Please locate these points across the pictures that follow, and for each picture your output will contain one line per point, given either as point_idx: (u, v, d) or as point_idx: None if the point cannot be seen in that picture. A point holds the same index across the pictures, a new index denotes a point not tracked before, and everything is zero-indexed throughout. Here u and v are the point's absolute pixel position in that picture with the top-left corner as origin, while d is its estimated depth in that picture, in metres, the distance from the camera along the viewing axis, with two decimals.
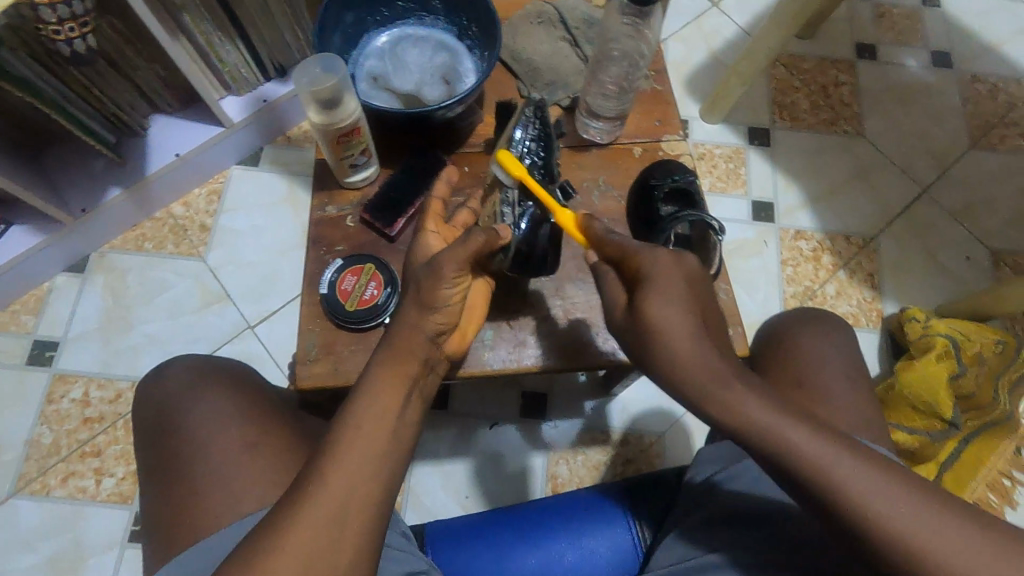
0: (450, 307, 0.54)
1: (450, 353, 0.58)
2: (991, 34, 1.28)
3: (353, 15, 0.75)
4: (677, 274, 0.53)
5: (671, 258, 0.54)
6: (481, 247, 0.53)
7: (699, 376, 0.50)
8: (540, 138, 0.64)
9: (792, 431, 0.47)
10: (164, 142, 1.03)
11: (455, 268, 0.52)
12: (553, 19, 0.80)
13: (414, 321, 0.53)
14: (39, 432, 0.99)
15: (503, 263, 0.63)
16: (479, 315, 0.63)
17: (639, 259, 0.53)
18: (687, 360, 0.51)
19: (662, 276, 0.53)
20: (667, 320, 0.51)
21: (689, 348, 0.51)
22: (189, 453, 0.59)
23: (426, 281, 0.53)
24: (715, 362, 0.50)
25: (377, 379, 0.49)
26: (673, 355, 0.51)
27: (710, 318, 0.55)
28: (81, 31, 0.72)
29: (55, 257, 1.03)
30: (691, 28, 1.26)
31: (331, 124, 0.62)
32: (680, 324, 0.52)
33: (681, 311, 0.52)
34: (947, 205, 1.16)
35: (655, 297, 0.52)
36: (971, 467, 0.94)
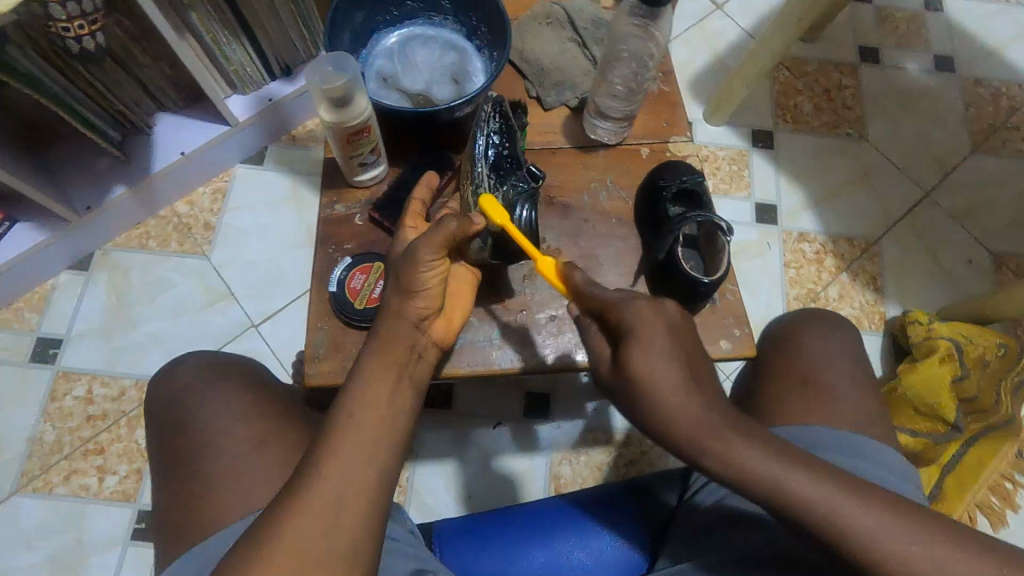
0: (431, 291, 0.54)
1: (438, 340, 0.57)
2: (994, 38, 1.28)
3: (362, 14, 0.75)
4: (660, 316, 0.50)
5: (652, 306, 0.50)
6: (456, 233, 0.53)
7: (686, 434, 0.47)
8: (502, 130, 0.65)
9: (790, 480, 0.45)
10: (169, 141, 1.03)
11: (432, 252, 0.53)
12: (561, 20, 0.81)
13: (398, 307, 0.53)
14: (42, 430, 0.99)
15: (484, 250, 0.62)
16: (464, 305, 0.63)
17: (621, 307, 0.51)
18: (676, 418, 0.47)
19: (642, 325, 0.49)
20: (655, 373, 0.48)
21: (676, 404, 0.47)
22: (196, 448, 0.59)
23: (405, 267, 0.53)
24: (703, 415, 0.47)
25: (369, 367, 0.49)
26: (663, 410, 0.48)
27: (698, 365, 0.50)
28: (90, 28, 0.73)
29: (59, 255, 1.03)
30: (695, 30, 1.26)
31: (342, 122, 0.62)
32: (665, 374, 0.48)
33: (665, 359, 0.48)
34: (949, 208, 1.17)
35: (642, 353, 0.49)
36: (973, 470, 0.94)
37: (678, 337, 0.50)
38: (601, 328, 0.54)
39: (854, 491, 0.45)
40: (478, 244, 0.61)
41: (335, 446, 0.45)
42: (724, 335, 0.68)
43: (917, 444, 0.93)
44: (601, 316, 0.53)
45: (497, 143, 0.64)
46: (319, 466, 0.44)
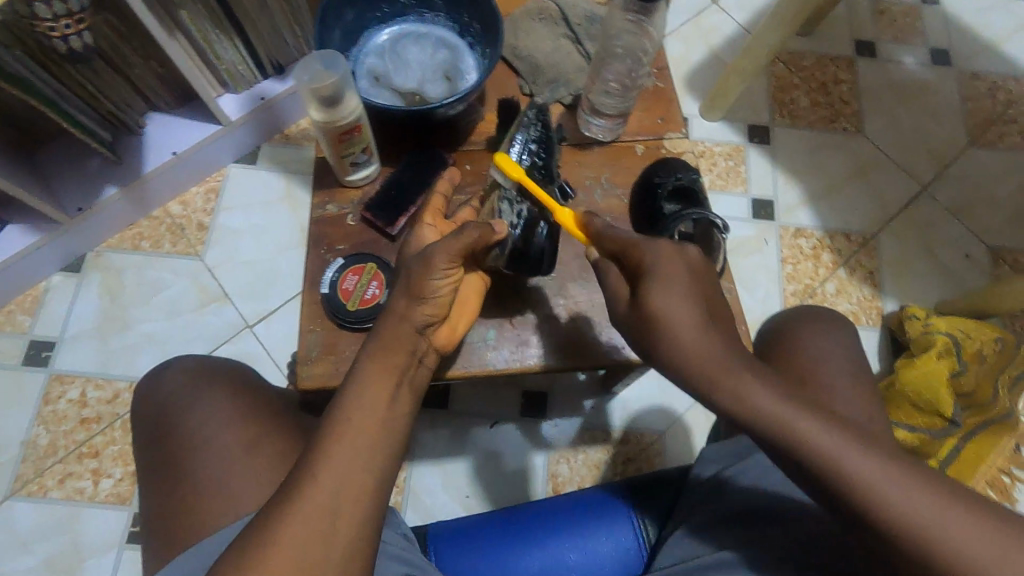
0: (440, 298, 0.53)
1: (441, 347, 0.57)
2: (990, 31, 1.28)
3: (353, 12, 0.74)
4: (679, 261, 0.52)
5: (674, 248, 0.52)
6: (476, 241, 0.54)
7: (702, 365, 0.48)
8: (541, 141, 0.63)
9: (804, 420, 0.45)
10: (160, 140, 1.02)
11: (447, 260, 0.53)
12: (554, 16, 0.80)
13: (402, 314, 0.52)
14: (35, 433, 0.98)
15: (500, 258, 0.63)
16: (471, 313, 0.62)
17: (641, 247, 0.52)
18: (689, 348, 0.49)
19: (664, 268, 0.51)
20: (668, 311, 0.50)
21: (693, 339, 0.49)
22: (189, 453, 0.59)
23: (417, 272, 0.53)
24: (722, 356, 0.48)
25: (366, 373, 0.48)
26: (676, 339, 0.49)
27: (721, 317, 0.52)
28: (77, 27, 0.72)
29: (51, 257, 1.02)
30: (690, 26, 1.25)
31: (332, 121, 0.61)
32: (682, 310, 0.50)
33: (684, 297, 0.50)
34: (945, 202, 1.16)
35: (661, 288, 0.51)
36: (971, 467, 0.94)
37: (696, 286, 0.52)
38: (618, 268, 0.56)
39: (864, 441, 0.43)
40: (496, 253, 0.62)
41: (327, 450, 0.44)
42: None
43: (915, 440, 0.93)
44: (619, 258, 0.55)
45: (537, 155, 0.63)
46: (311, 470, 0.43)
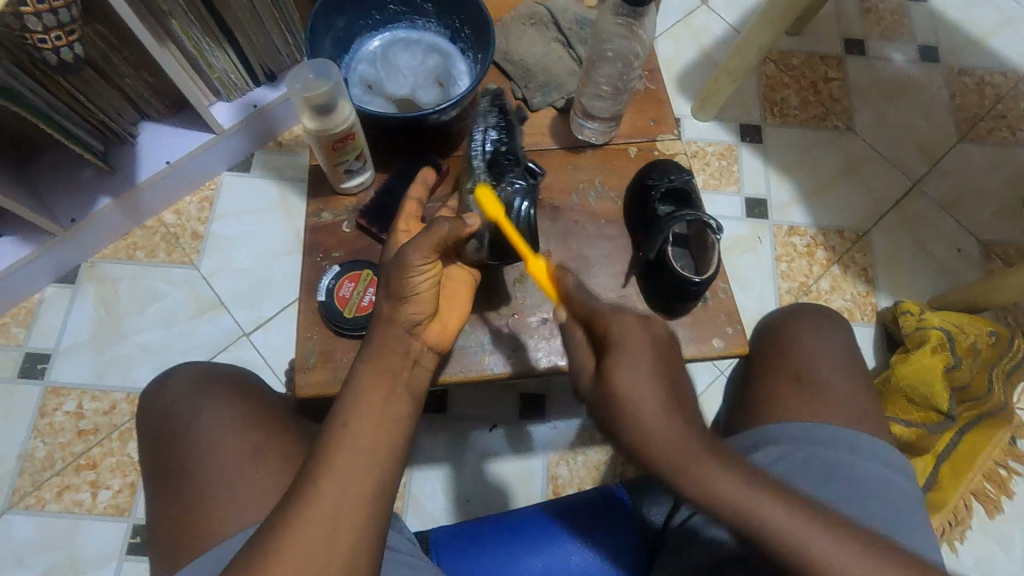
0: (423, 296, 0.53)
1: (434, 345, 0.57)
2: (977, 27, 1.29)
3: (344, 19, 0.74)
4: (646, 335, 0.52)
5: (638, 322, 0.52)
6: (447, 235, 0.52)
7: (667, 457, 0.49)
8: (500, 126, 0.66)
9: (763, 509, 0.47)
10: (154, 150, 1.02)
11: (422, 257, 0.51)
12: (545, 20, 0.80)
13: (388, 315, 0.52)
14: (32, 446, 0.97)
15: (480, 251, 0.62)
16: (462, 311, 0.62)
17: (609, 318, 0.52)
18: (655, 435, 0.49)
19: (629, 343, 0.51)
20: (638, 393, 0.50)
21: (657, 424, 0.49)
22: (191, 462, 0.59)
23: (395, 274, 0.51)
24: (682, 436, 0.49)
25: (362, 378, 0.49)
26: (642, 430, 0.50)
27: (682, 398, 0.52)
28: (68, 39, 0.71)
29: (44, 269, 1.01)
30: (681, 26, 1.26)
31: (325, 128, 0.61)
32: (647, 393, 0.50)
33: (645, 379, 0.50)
34: (937, 198, 1.17)
35: (623, 362, 0.50)
36: (966, 463, 0.95)
37: (660, 366, 0.51)
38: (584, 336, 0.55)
39: (819, 520, 0.46)
40: (474, 245, 0.61)
41: (330, 460, 0.44)
42: (716, 332, 0.68)
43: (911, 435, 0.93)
44: (588, 326, 0.54)
45: (497, 140, 0.65)
46: (312, 480, 0.44)
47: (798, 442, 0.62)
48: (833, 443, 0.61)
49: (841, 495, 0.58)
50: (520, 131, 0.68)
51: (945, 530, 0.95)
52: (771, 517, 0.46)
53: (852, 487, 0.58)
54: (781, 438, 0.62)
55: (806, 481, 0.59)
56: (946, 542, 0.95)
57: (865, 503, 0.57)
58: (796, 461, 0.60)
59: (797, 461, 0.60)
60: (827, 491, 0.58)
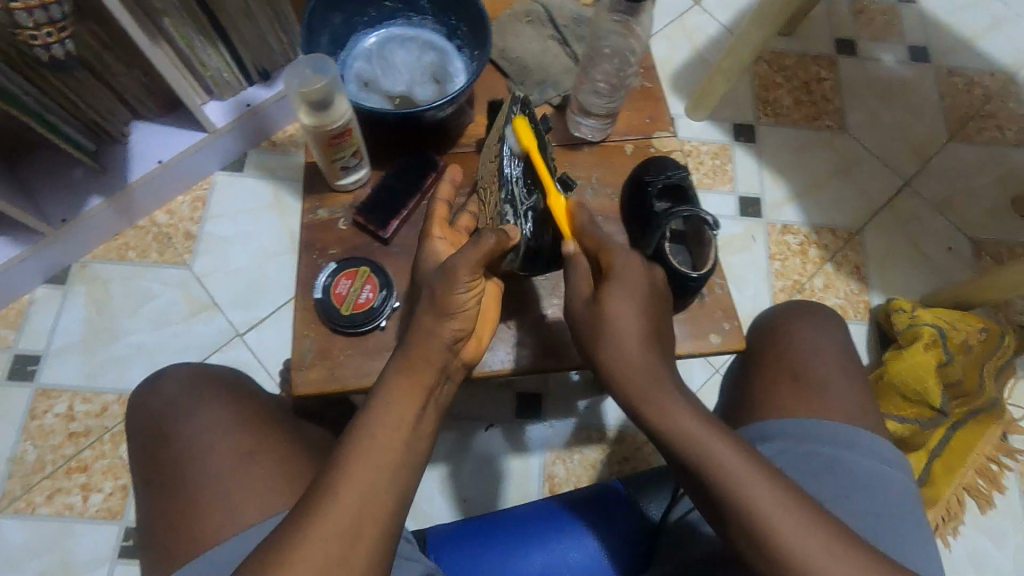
0: (467, 312, 0.53)
1: (467, 360, 0.57)
2: (966, 28, 1.30)
3: (341, 16, 0.74)
4: (646, 281, 0.57)
5: (640, 263, 0.58)
6: (493, 248, 0.53)
7: (636, 379, 0.54)
8: (532, 137, 0.64)
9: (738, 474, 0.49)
10: (146, 149, 1.01)
11: (469, 271, 0.52)
12: (542, 18, 0.80)
13: (429, 329, 0.52)
14: (22, 449, 0.96)
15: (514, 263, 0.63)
16: (492, 320, 0.63)
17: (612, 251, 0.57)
18: (641, 372, 0.54)
19: (630, 277, 0.56)
20: (625, 323, 0.55)
21: (646, 364, 0.54)
22: (186, 463, 0.58)
23: (440, 286, 0.52)
24: (671, 388, 0.53)
25: (394, 391, 0.50)
26: (625, 357, 0.55)
27: (664, 337, 0.57)
28: (60, 36, 0.70)
29: (34, 269, 1.00)
30: (674, 26, 1.27)
31: (322, 125, 0.61)
32: (632, 322, 0.55)
33: (634, 313, 0.55)
34: (928, 197, 1.18)
35: (619, 293, 0.56)
36: (959, 457, 0.97)
37: (649, 304, 0.57)
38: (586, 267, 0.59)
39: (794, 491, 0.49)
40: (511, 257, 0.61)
41: None
42: (713, 328, 0.68)
43: (905, 431, 0.94)
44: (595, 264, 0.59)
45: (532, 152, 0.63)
46: None
47: (795, 436, 0.62)
48: (831, 439, 0.61)
49: (834, 489, 0.59)
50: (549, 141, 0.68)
51: (939, 525, 0.96)
52: (750, 489, 0.48)
53: (846, 481, 0.59)
54: (777, 433, 0.63)
55: (802, 477, 0.60)
56: (940, 538, 0.96)
57: (859, 497, 0.58)
58: (793, 456, 0.61)
59: (793, 456, 0.61)
60: (821, 487, 0.59)
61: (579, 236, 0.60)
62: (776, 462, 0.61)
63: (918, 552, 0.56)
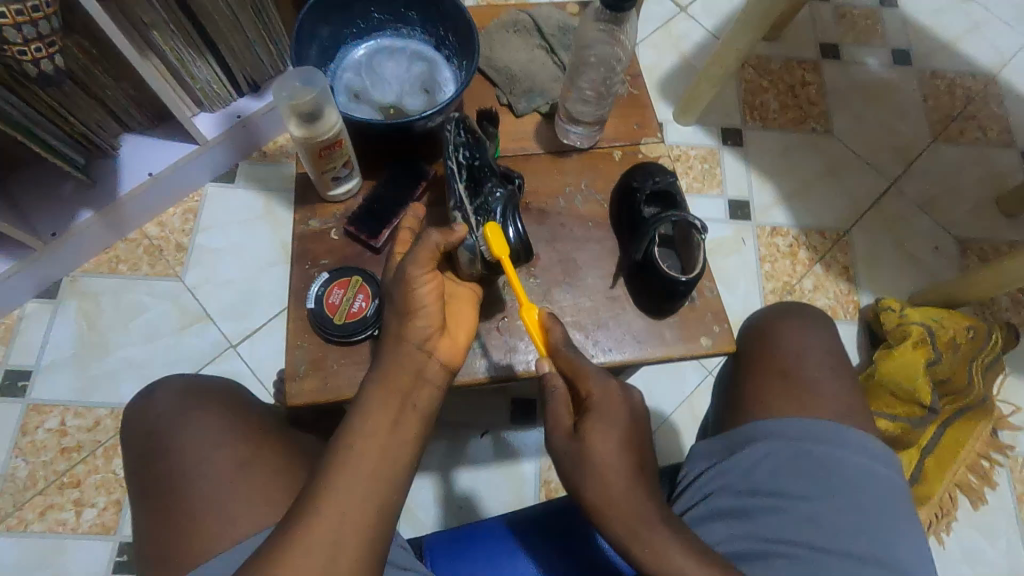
0: (429, 309, 0.54)
1: (447, 361, 0.55)
2: (947, 32, 1.33)
3: (329, 28, 0.75)
4: (623, 403, 0.55)
5: (620, 391, 0.55)
6: (440, 242, 0.55)
7: (618, 519, 0.51)
8: (469, 146, 0.66)
9: None
10: (136, 163, 1.01)
11: (423, 268, 0.53)
12: (529, 28, 0.81)
13: (400, 334, 0.53)
14: (13, 465, 0.95)
15: (474, 263, 0.60)
16: (469, 324, 0.60)
17: (589, 378, 0.56)
18: (614, 496, 0.51)
19: (607, 408, 0.54)
20: (606, 458, 0.52)
21: (621, 490, 0.51)
22: (179, 477, 0.58)
23: (399, 291, 0.54)
24: (635, 495, 0.51)
25: (382, 399, 0.50)
26: (604, 489, 0.51)
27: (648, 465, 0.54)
28: (47, 51, 0.70)
29: (24, 284, 1.00)
30: (661, 34, 1.28)
31: (312, 136, 0.61)
32: (615, 460, 0.52)
33: (617, 447, 0.53)
34: (914, 197, 1.20)
35: (600, 427, 0.53)
36: (949, 454, 0.98)
37: (633, 437, 0.54)
38: (563, 394, 0.57)
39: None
40: (467, 256, 0.60)
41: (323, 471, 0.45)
42: (703, 332, 0.69)
43: (896, 429, 0.95)
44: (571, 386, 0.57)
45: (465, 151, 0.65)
46: None
47: (783, 437, 0.63)
48: (819, 437, 0.62)
49: (822, 489, 0.60)
50: (496, 142, 0.69)
51: (932, 523, 0.97)
52: None
53: (832, 481, 0.60)
54: (764, 433, 0.63)
55: (793, 479, 0.60)
56: (933, 535, 0.97)
57: (845, 495, 0.59)
58: (780, 458, 0.62)
59: (781, 457, 0.62)
60: (808, 488, 0.60)
61: (552, 354, 0.59)
62: (766, 464, 0.62)
63: (905, 544, 0.58)
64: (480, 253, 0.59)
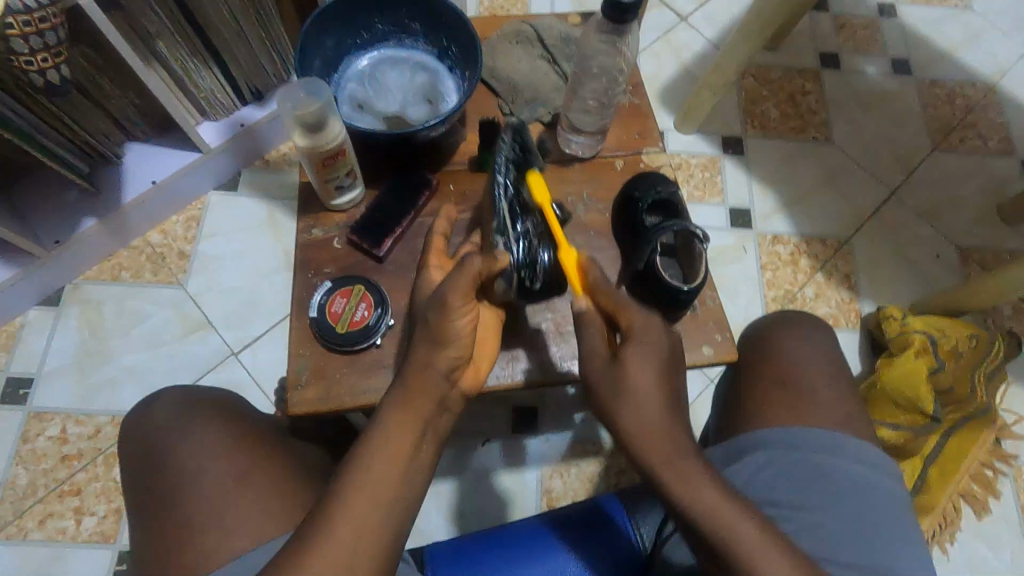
0: (464, 340, 0.53)
1: (467, 390, 0.57)
2: (946, 42, 1.33)
3: (333, 38, 0.75)
4: (661, 336, 0.55)
5: (659, 323, 0.56)
6: (481, 270, 0.54)
7: (658, 449, 0.51)
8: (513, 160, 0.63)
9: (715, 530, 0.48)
10: (139, 171, 1.02)
11: (461, 297, 0.53)
12: (530, 38, 0.82)
13: (427, 360, 0.52)
14: (14, 473, 0.95)
15: (507, 292, 0.62)
16: (490, 350, 0.62)
17: (629, 310, 0.56)
18: (654, 430, 0.52)
19: (649, 337, 0.55)
20: (646, 386, 0.53)
21: (660, 421, 0.52)
22: (179, 489, 0.58)
23: (435, 315, 0.53)
24: (676, 432, 0.52)
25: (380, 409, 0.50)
26: (645, 422, 0.52)
27: (680, 398, 0.55)
28: (54, 61, 0.71)
29: (27, 292, 1.00)
30: (661, 43, 1.29)
31: (316, 147, 0.62)
32: (650, 385, 0.53)
33: (655, 378, 0.53)
34: (914, 205, 1.20)
35: (639, 356, 0.54)
36: (952, 464, 0.98)
37: (669, 367, 0.55)
38: (598, 328, 0.57)
39: None
40: (502, 286, 0.60)
41: None
42: (705, 340, 0.69)
43: (898, 438, 0.95)
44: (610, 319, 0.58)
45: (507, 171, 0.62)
46: None
47: (786, 446, 0.62)
48: (822, 447, 0.62)
49: (823, 498, 0.59)
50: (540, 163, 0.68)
51: (935, 533, 0.96)
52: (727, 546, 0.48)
53: (836, 490, 0.60)
54: (766, 442, 0.63)
55: (794, 487, 0.60)
56: (936, 544, 0.97)
57: (849, 505, 0.59)
58: (783, 467, 0.61)
59: (783, 466, 0.61)
60: (812, 497, 0.59)
61: (590, 292, 0.58)
62: (767, 473, 0.62)
63: (908, 552, 0.57)
64: (516, 283, 0.62)
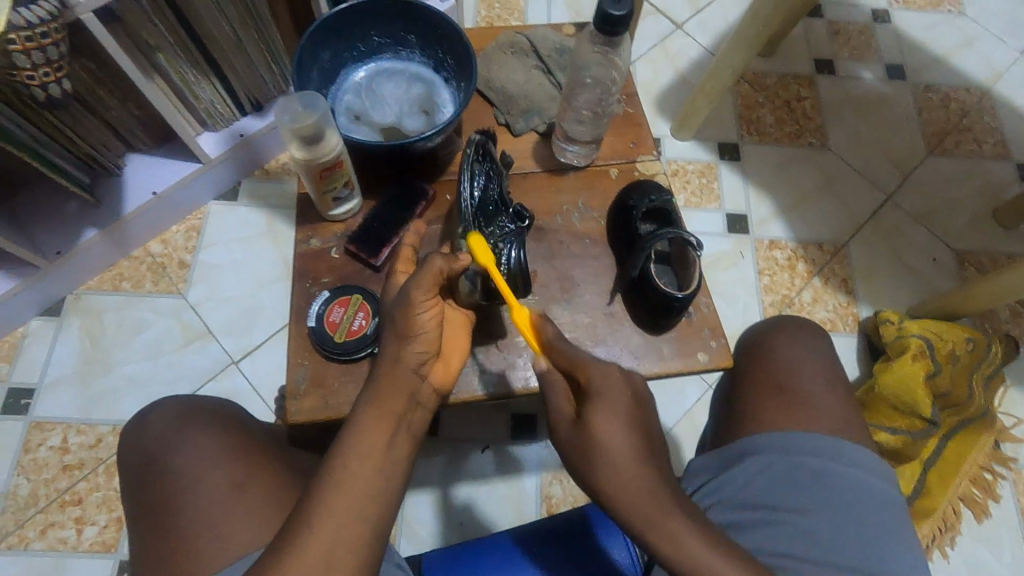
0: (427, 334, 0.54)
1: (438, 385, 0.57)
2: (940, 47, 1.35)
3: (330, 51, 0.76)
4: (622, 386, 0.54)
5: (620, 372, 0.55)
6: (443, 268, 0.55)
7: (637, 509, 0.50)
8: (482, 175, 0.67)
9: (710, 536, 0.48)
10: (140, 182, 1.03)
11: (425, 293, 0.54)
12: (525, 48, 0.83)
13: (394, 355, 0.53)
14: (15, 484, 0.95)
15: (474, 292, 0.64)
16: (462, 347, 0.62)
17: (588, 365, 0.54)
18: (628, 486, 0.50)
19: (611, 392, 0.53)
20: (614, 445, 0.51)
21: (631, 476, 0.51)
22: (175, 500, 0.58)
23: (400, 314, 0.54)
24: (652, 485, 0.51)
25: (375, 420, 0.50)
26: (619, 479, 0.51)
27: (657, 451, 0.54)
28: (55, 75, 0.72)
29: (27, 303, 1.01)
30: (657, 51, 1.30)
31: (312, 158, 0.63)
32: (622, 443, 0.51)
33: (623, 431, 0.52)
34: (910, 209, 1.21)
35: (603, 414, 0.52)
36: (951, 467, 0.98)
37: (635, 416, 0.53)
38: (563, 386, 0.55)
39: None
40: (467, 285, 0.62)
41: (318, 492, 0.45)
42: (701, 347, 0.69)
43: (895, 442, 0.95)
44: (571, 377, 0.56)
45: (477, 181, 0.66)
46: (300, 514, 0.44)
47: (779, 451, 0.63)
48: (817, 451, 0.62)
49: (817, 501, 0.60)
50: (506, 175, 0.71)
51: (936, 537, 0.97)
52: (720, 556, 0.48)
53: (829, 494, 0.60)
54: (762, 447, 0.64)
55: (788, 491, 0.60)
56: (935, 548, 0.97)
57: (842, 507, 0.59)
58: (776, 472, 0.62)
59: (778, 471, 0.62)
60: (807, 500, 0.60)
61: (547, 352, 0.56)
62: (762, 479, 0.62)
63: (902, 555, 0.57)
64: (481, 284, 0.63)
